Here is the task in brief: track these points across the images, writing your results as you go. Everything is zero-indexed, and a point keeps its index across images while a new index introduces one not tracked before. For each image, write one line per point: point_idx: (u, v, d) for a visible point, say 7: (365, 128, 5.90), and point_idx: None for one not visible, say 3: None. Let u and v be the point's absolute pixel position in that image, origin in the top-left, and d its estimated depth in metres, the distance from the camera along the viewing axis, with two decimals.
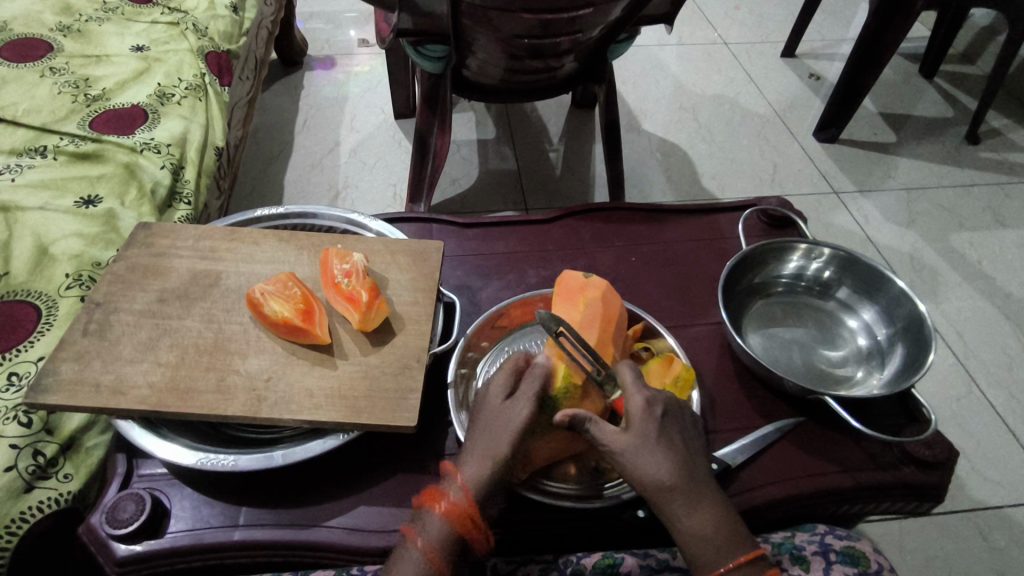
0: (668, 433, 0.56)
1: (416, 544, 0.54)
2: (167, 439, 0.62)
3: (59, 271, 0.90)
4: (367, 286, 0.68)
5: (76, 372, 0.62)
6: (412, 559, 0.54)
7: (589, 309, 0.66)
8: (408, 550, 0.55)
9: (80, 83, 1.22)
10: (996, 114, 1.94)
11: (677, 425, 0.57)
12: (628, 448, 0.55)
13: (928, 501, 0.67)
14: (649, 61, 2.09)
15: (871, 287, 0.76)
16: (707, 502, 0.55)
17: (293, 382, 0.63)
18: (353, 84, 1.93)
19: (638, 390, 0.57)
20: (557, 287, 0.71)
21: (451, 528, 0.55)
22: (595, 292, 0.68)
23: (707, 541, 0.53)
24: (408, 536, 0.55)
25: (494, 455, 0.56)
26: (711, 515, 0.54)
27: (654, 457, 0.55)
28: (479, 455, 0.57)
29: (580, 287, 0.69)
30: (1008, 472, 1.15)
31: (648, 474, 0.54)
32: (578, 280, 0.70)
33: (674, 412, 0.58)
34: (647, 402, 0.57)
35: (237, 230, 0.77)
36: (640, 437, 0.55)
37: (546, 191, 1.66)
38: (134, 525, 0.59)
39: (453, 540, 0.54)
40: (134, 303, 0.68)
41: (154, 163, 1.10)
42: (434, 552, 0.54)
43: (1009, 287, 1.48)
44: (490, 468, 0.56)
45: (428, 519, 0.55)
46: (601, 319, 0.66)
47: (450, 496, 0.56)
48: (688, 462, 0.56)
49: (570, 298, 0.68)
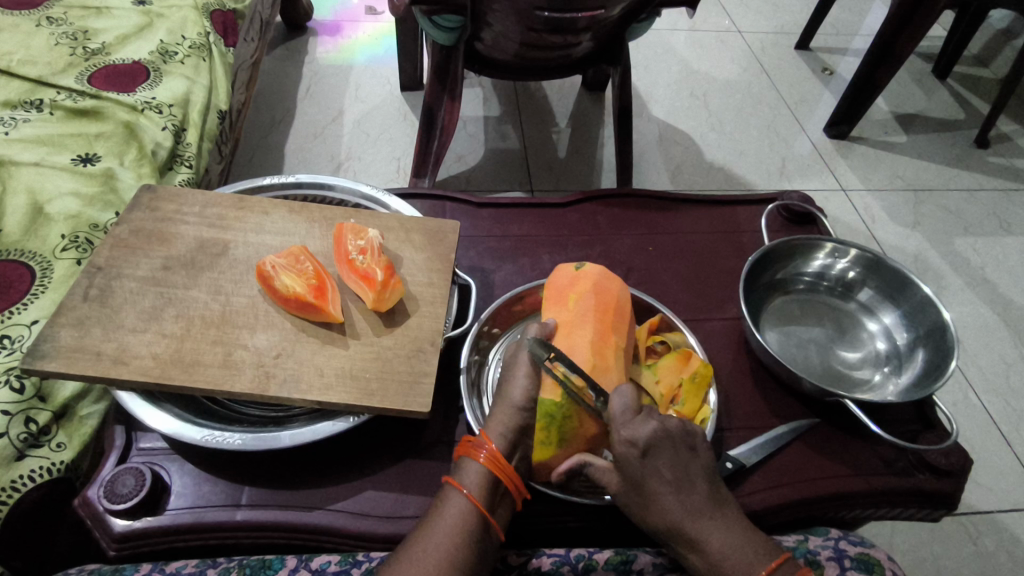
0: (653, 471, 0.54)
1: (462, 492, 0.54)
2: (168, 413, 0.59)
3: (54, 231, 0.86)
4: (383, 265, 0.65)
5: (76, 339, 0.60)
6: (457, 507, 0.53)
7: (583, 302, 0.65)
8: (451, 499, 0.54)
9: (78, 35, 1.17)
10: (1006, 119, 1.93)
11: (667, 455, 0.55)
12: (622, 492, 0.55)
13: (941, 509, 0.66)
14: (662, 46, 2.05)
15: (895, 290, 0.75)
16: (714, 528, 0.54)
17: (303, 359, 0.60)
18: (359, 52, 1.88)
19: (621, 430, 0.54)
20: (547, 289, 0.69)
21: (491, 477, 0.55)
22: (585, 284, 0.67)
23: (723, 566, 0.53)
24: (451, 485, 0.55)
25: (525, 400, 0.58)
26: (720, 539, 0.53)
27: (650, 496, 0.54)
28: (505, 409, 0.58)
29: (570, 283, 0.67)
30: (1001, 478, 1.16)
31: (654, 510, 0.54)
32: (566, 277, 0.68)
33: (662, 444, 0.55)
34: (630, 442, 0.54)
35: (245, 199, 0.74)
36: (628, 480, 0.55)
37: (552, 173, 1.63)
38: (134, 501, 0.56)
39: (492, 490, 0.55)
40: (137, 269, 0.66)
41: (156, 123, 1.06)
42: (477, 500, 0.54)
43: (1010, 294, 1.48)
44: (519, 417, 0.57)
45: (470, 468, 0.56)
46: (595, 312, 0.64)
47: (490, 448, 0.56)
48: (682, 494, 0.54)
49: (560, 299, 0.66)
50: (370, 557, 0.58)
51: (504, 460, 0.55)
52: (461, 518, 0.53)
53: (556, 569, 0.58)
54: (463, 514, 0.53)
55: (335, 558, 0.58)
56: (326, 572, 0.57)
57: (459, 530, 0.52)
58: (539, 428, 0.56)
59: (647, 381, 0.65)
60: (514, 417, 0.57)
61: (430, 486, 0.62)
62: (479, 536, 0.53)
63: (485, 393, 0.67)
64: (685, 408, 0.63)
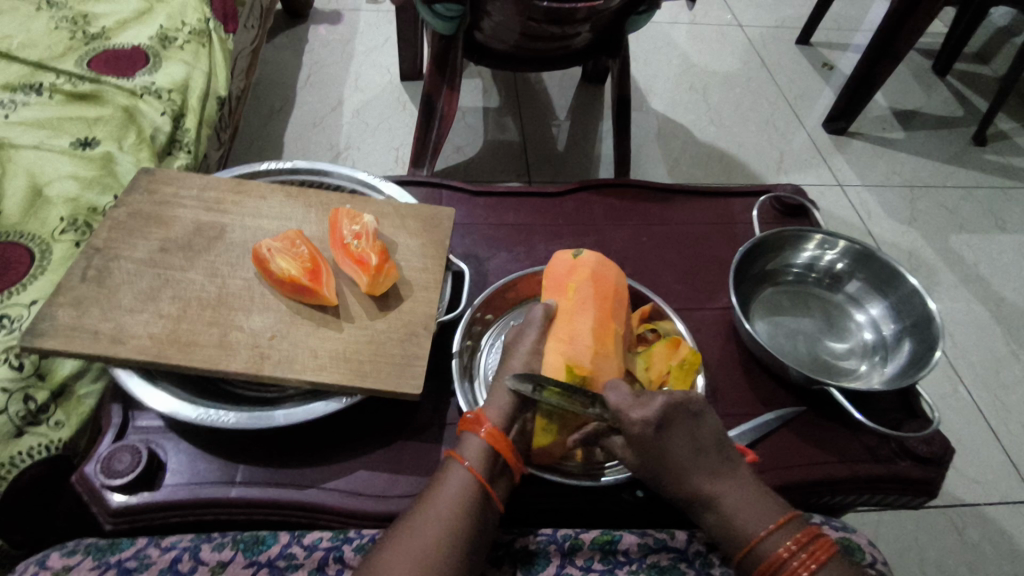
0: (668, 444, 0.55)
1: (463, 465, 0.55)
2: (163, 391, 0.61)
3: (54, 214, 0.87)
4: (377, 250, 0.66)
5: (74, 318, 0.60)
6: (458, 479, 0.55)
7: (583, 289, 0.65)
8: (453, 472, 0.55)
9: (79, 19, 1.17)
10: (1004, 117, 1.94)
11: (683, 421, 0.56)
12: (638, 463, 0.56)
13: (921, 496, 0.67)
14: (662, 39, 2.05)
15: (882, 282, 0.76)
16: (727, 476, 0.56)
17: (298, 341, 0.61)
18: (359, 41, 1.88)
19: (631, 411, 0.54)
20: (546, 278, 0.70)
21: (493, 451, 0.56)
22: (583, 273, 0.67)
23: (742, 514, 0.55)
24: (454, 458, 0.56)
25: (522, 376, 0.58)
26: (734, 493, 0.55)
27: (674, 467, 0.55)
28: (507, 382, 0.58)
29: (568, 272, 0.68)
30: (987, 471, 1.17)
31: (676, 479, 0.56)
32: (563, 264, 0.69)
33: (677, 418, 0.56)
34: (646, 421, 0.54)
35: (243, 182, 0.75)
36: (643, 454, 0.56)
37: (550, 165, 1.64)
38: (130, 476, 0.58)
39: (493, 464, 0.56)
40: (135, 251, 0.67)
41: (155, 109, 1.07)
42: (479, 473, 0.55)
43: (1003, 291, 1.49)
44: (519, 388, 0.57)
45: (471, 441, 0.57)
46: (595, 298, 0.65)
47: (490, 423, 0.56)
48: (696, 454, 0.56)
49: (558, 287, 0.67)
50: (362, 534, 0.59)
51: (503, 436, 0.56)
52: (461, 491, 0.54)
53: (543, 548, 0.60)
54: (464, 486, 0.54)
55: (327, 535, 0.59)
56: (317, 547, 0.58)
57: (459, 502, 0.53)
58: (542, 415, 0.58)
59: (637, 368, 0.66)
60: (515, 395, 0.57)
61: (422, 466, 0.63)
62: (479, 508, 0.54)
63: (478, 377, 0.68)
64: None
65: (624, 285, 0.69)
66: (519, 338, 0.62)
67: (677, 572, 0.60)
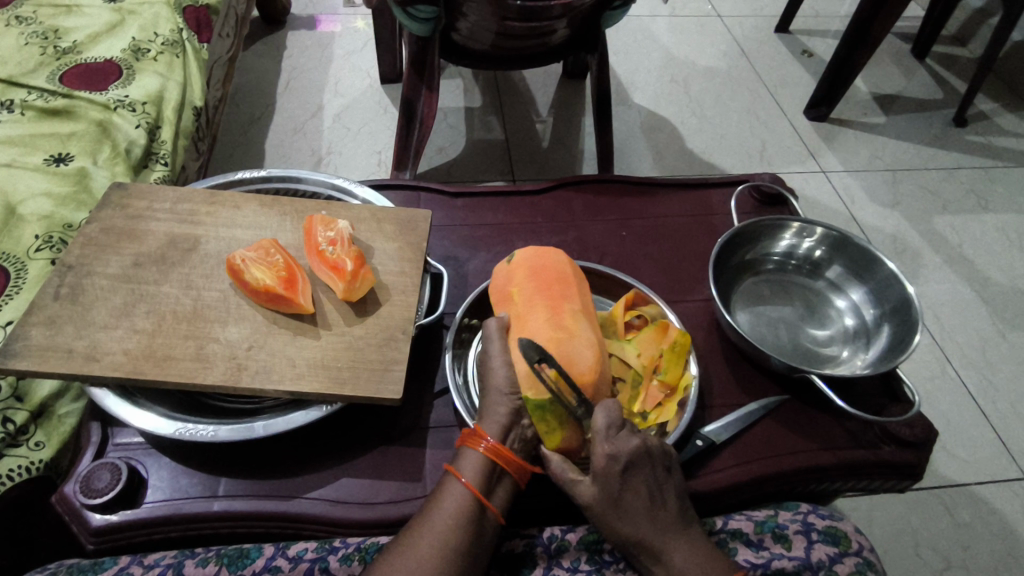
0: (628, 489, 0.55)
1: (461, 481, 0.55)
2: (142, 407, 0.60)
3: (28, 232, 0.86)
4: (352, 255, 0.66)
5: (47, 337, 0.60)
6: (456, 495, 0.54)
7: (524, 289, 0.65)
8: (450, 488, 0.55)
9: (49, 34, 1.17)
10: (984, 98, 1.94)
11: (652, 478, 0.56)
12: (598, 504, 0.56)
13: (907, 479, 0.68)
14: (641, 32, 2.05)
15: (861, 267, 0.76)
16: (677, 548, 0.55)
17: (275, 351, 0.61)
18: (338, 46, 1.87)
19: (604, 442, 0.55)
20: (491, 294, 0.70)
21: (490, 465, 0.56)
22: (520, 273, 0.67)
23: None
24: (452, 474, 0.56)
25: (505, 387, 0.58)
26: (684, 553, 0.55)
27: (624, 516, 0.55)
28: (495, 399, 0.58)
29: (506, 280, 0.68)
30: (978, 450, 1.18)
31: (617, 526, 0.55)
32: (502, 274, 0.69)
33: (643, 460, 0.56)
34: (613, 456, 0.55)
35: (216, 193, 0.74)
36: (605, 493, 0.55)
37: (534, 163, 1.64)
38: (109, 495, 0.57)
39: (491, 477, 0.56)
40: (108, 266, 0.66)
41: (129, 122, 1.06)
42: (477, 489, 0.55)
43: (988, 271, 1.50)
44: (510, 401, 0.58)
45: (469, 456, 0.56)
46: (539, 292, 0.65)
47: (490, 437, 0.56)
48: (659, 516, 0.56)
49: (505, 297, 0.67)
50: (347, 543, 0.59)
51: (503, 447, 0.56)
52: (459, 507, 0.54)
53: (530, 549, 0.61)
54: (462, 502, 0.54)
55: (312, 545, 0.59)
56: (303, 559, 0.58)
57: (456, 518, 0.53)
58: (540, 419, 0.57)
59: (628, 355, 0.65)
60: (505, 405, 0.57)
61: (405, 472, 0.63)
62: (476, 522, 0.54)
63: (470, 375, 0.69)
64: (667, 376, 0.64)
65: (567, 261, 0.69)
66: (486, 355, 0.61)
67: None
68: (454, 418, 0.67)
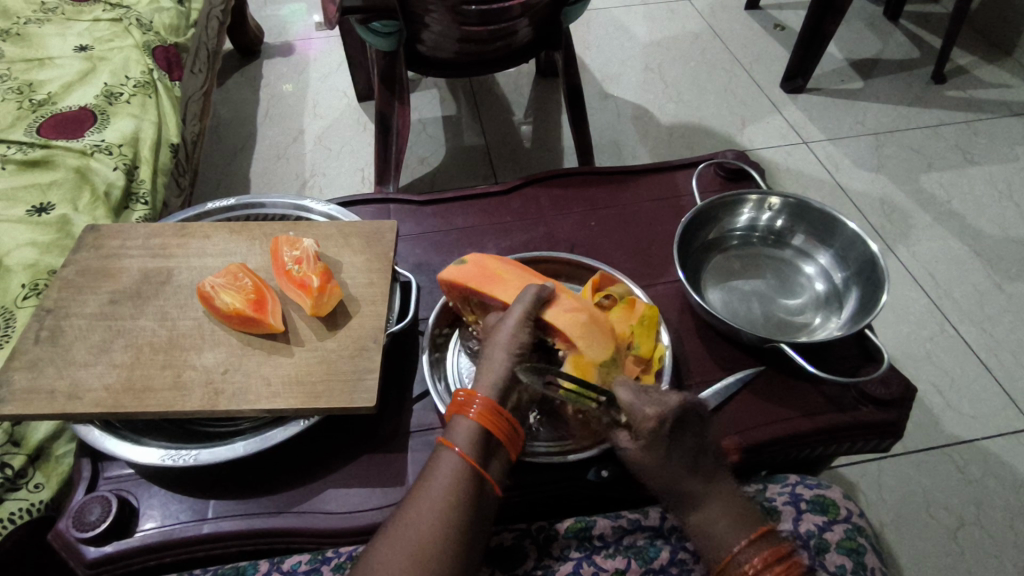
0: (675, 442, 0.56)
1: (454, 450, 0.55)
2: (127, 439, 0.62)
3: (14, 282, 0.89)
4: (319, 271, 0.67)
5: (30, 380, 0.62)
6: (450, 466, 0.54)
7: (513, 271, 0.67)
8: (443, 459, 0.55)
9: (24, 88, 1.20)
10: (961, 53, 1.93)
11: (689, 432, 0.57)
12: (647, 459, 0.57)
13: (889, 439, 0.68)
14: (612, 24, 2.05)
15: (824, 232, 0.77)
16: (719, 495, 0.57)
17: (250, 372, 0.62)
18: (314, 70, 1.90)
19: (644, 406, 0.55)
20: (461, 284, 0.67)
21: (483, 430, 0.56)
22: (496, 261, 0.68)
23: (710, 532, 0.55)
24: (444, 445, 0.55)
25: (508, 348, 0.59)
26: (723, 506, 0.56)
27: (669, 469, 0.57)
28: (496, 360, 0.58)
29: (481, 268, 0.67)
30: (982, 405, 1.17)
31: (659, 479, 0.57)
32: (470, 265, 0.68)
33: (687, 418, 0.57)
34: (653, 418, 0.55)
35: (187, 225, 0.76)
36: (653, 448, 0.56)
37: (515, 164, 1.65)
38: (101, 527, 0.59)
39: (484, 443, 0.55)
40: (85, 307, 0.68)
41: (107, 165, 1.08)
42: (470, 456, 0.54)
43: (980, 225, 1.49)
44: (510, 362, 0.58)
45: (461, 424, 0.56)
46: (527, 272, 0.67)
47: (483, 398, 0.56)
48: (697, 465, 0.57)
49: (491, 279, 0.66)
50: (338, 553, 0.60)
51: (494, 403, 0.56)
52: (454, 476, 0.53)
53: (519, 542, 0.61)
54: (456, 473, 0.53)
55: (305, 558, 0.60)
56: (297, 572, 0.59)
57: (452, 487, 0.53)
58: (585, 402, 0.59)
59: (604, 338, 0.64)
60: (506, 368, 0.58)
61: (390, 477, 0.64)
62: (474, 491, 0.53)
63: (450, 378, 0.69)
64: (642, 350, 0.63)
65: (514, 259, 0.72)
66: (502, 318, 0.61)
67: (653, 548, 0.60)
68: (435, 421, 0.68)
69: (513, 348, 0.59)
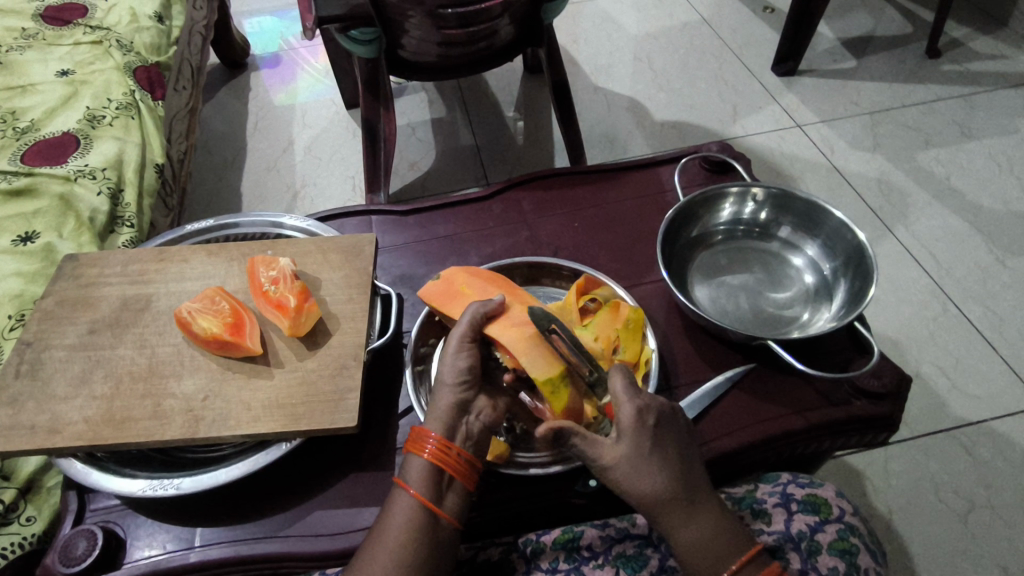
0: (661, 444, 0.55)
1: (408, 492, 0.54)
2: (110, 470, 0.61)
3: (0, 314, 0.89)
4: (296, 291, 0.66)
5: (10, 416, 0.61)
6: (404, 508, 0.53)
7: (474, 284, 0.66)
8: (399, 501, 0.54)
9: (7, 117, 1.20)
10: (955, 25, 1.89)
11: (669, 435, 0.56)
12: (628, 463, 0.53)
13: (884, 433, 0.67)
14: (599, 16, 2.03)
15: (811, 222, 0.75)
16: (702, 507, 0.55)
17: (230, 397, 0.62)
18: (301, 80, 1.89)
19: (630, 397, 0.55)
20: (430, 303, 0.67)
21: (435, 469, 0.54)
22: (460, 276, 0.68)
23: (705, 549, 0.53)
24: (400, 486, 0.55)
25: (451, 381, 0.57)
26: (708, 519, 0.54)
27: (650, 474, 0.53)
28: (442, 394, 0.57)
29: (446, 287, 0.67)
30: (989, 385, 1.15)
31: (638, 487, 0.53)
32: (439, 282, 0.68)
33: (667, 419, 0.57)
34: (642, 410, 0.55)
35: (165, 249, 0.75)
36: (636, 448, 0.54)
37: (505, 163, 1.63)
38: (89, 560, 0.58)
39: (436, 482, 0.54)
40: (64, 338, 0.67)
41: (91, 190, 1.08)
42: (424, 497, 0.54)
43: (980, 200, 1.46)
44: (454, 394, 0.57)
45: (415, 464, 0.55)
46: (489, 284, 0.67)
47: (435, 436, 0.55)
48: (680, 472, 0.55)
49: (453, 297, 0.66)
50: None
51: (444, 440, 0.55)
52: (409, 519, 0.53)
53: (506, 557, 0.61)
54: (410, 516, 0.53)
55: None
56: None
57: (409, 530, 0.52)
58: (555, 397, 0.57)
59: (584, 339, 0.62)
60: (450, 398, 0.56)
61: (376, 495, 0.63)
62: (429, 532, 0.53)
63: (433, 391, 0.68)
64: (627, 355, 0.64)
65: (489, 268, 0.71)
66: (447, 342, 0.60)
67: (641, 557, 0.59)
68: None
69: (455, 379, 0.57)
